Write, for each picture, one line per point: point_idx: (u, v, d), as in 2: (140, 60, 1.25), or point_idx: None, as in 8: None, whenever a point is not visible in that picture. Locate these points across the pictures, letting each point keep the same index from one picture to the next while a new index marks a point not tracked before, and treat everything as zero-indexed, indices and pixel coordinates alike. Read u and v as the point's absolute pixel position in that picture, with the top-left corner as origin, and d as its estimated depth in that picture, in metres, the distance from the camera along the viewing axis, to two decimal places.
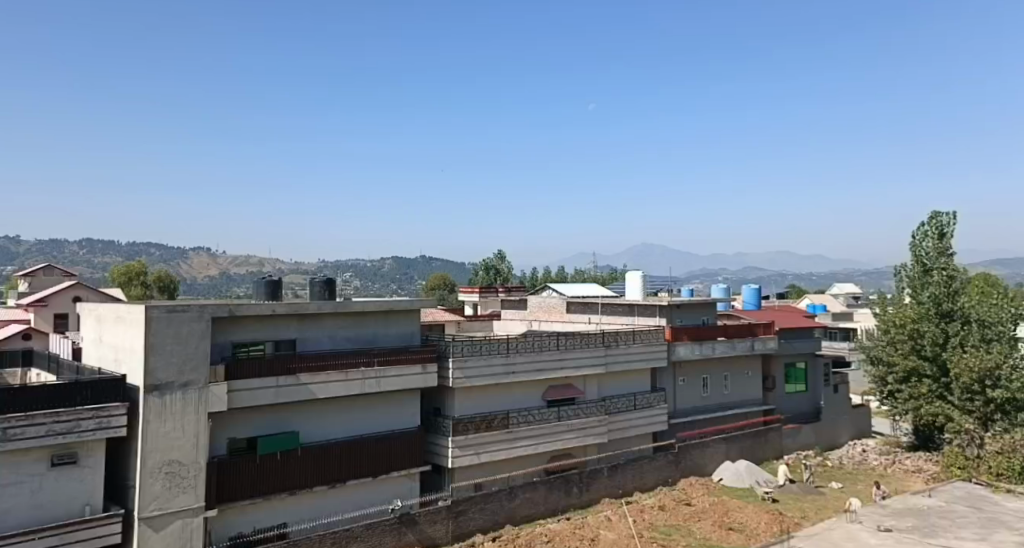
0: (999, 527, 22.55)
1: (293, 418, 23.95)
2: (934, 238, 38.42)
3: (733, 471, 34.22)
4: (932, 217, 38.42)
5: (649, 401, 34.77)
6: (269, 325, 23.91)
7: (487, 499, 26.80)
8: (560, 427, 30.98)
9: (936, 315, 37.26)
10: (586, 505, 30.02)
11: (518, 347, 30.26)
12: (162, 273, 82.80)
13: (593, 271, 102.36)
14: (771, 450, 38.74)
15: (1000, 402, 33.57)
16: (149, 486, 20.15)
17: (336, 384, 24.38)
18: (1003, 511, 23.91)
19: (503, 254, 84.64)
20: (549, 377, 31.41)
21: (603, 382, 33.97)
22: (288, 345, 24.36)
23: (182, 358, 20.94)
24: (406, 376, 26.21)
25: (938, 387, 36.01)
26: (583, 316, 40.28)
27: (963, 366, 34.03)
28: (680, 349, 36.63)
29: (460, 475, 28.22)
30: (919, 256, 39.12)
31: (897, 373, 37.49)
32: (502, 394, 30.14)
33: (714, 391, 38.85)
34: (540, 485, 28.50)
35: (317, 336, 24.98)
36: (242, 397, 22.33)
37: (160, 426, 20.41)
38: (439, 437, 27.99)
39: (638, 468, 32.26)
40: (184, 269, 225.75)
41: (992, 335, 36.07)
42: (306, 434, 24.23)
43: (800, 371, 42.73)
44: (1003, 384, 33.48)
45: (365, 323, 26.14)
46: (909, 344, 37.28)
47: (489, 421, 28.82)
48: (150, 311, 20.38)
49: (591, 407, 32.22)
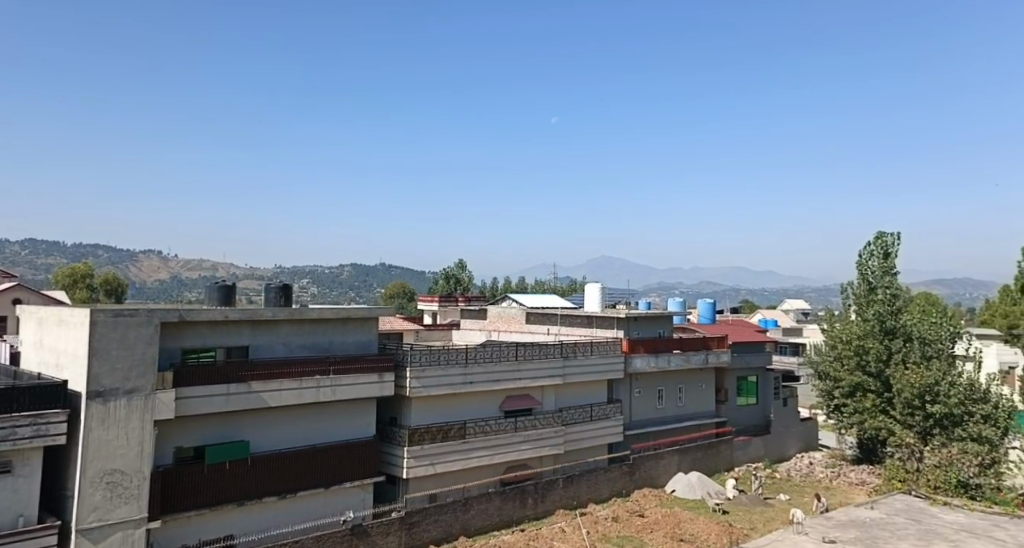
0: (936, 538, 23.03)
1: (243, 427, 23.63)
2: (879, 257, 39.62)
3: (685, 482, 34.59)
4: (878, 237, 39.60)
5: (604, 412, 35.07)
6: (222, 331, 23.61)
7: (441, 510, 26.73)
8: (516, 437, 31.06)
9: (881, 332, 38.29)
10: (541, 516, 30.11)
11: (476, 357, 30.34)
12: (109, 274, 81.14)
13: (553, 281, 103.01)
14: (723, 462, 39.30)
15: (938, 417, 34.49)
16: (89, 496, 19.73)
17: (289, 392, 24.16)
18: (941, 522, 24.46)
19: (464, 263, 84.43)
20: (506, 387, 31.48)
21: (560, 393, 34.14)
22: (240, 351, 24.08)
23: (128, 363, 20.55)
24: (362, 385, 26.07)
25: (881, 402, 37.03)
26: (542, 328, 40.27)
27: (905, 382, 35.22)
28: (637, 361, 37.04)
29: (415, 486, 28.11)
30: (865, 274, 40.24)
31: (843, 388, 38.43)
32: (459, 404, 30.12)
33: (669, 403, 39.36)
34: (495, 496, 28.49)
35: (271, 343, 24.74)
36: (190, 405, 22.00)
37: (103, 433, 20.00)
38: (394, 447, 27.86)
39: (593, 480, 32.46)
40: (136, 271, 220.99)
41: (933, 352, 36.93)
42: (256, 443, 23.93)
43: (751, 385, 43.62)
44: (942, 399, 34.47)
45: (322, 331, 25.97)
46: (855, 360, 38.29)
47: (445, 431, 28.80)
48: (96, 315, 20.00)
49: (548, 418, 32.40)
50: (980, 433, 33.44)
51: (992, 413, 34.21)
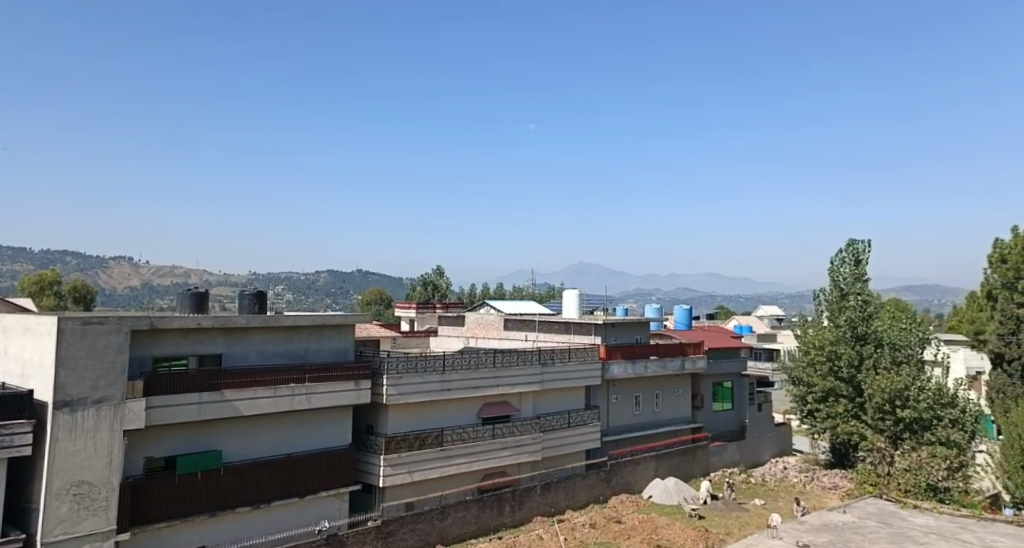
0: (906, 541, 23.17)
1: (216, 436, 23.40)
2: (850, 264, 40.14)
3: (661, 489, 34.74)
4: (849, 244, 40.15)
5: (581, 418, 35.19)
6: (194, 339, 23.38)
7: (418, 519, 26.62)
8: (494, 444, 31.07)
9: (852, 338, 38.85)
10: (519, 524, 30.09)
11: (454, 364, 30.31)
12: (78, 281, 80.07)
13: (532, 288, 103.17)
14: (699, 467, 39.53)
15: (908, 422, 35.00)
16: (56, 509, 19.43)
17: (263, 401, 23.98)
18: (911, 525, 24.81)
19: (442, 269, 84.20)
20: (484, 394, 31.47)
21: (538, 400, 34.17)
22: (213, 359, 23.85)
23: (97, 372, 20.32)
24: (338, 393, 25.94)
25: (853, 407, 37.53)
26: (519, 334, 40.29)
27: (876, 387, 35.68)
28: (615, 368, 37.20)
29: (391, 494, 27.97)
30: (836, 281, 40.70)
31: (816, 393, 38.89)
32: (437, 411, 30.05)
33: (646, 409, 39.54)
34: (473, 504, 28.44)
35: (245, 351, 24.54)
36: (161, 414, 21.76)
37: (70, 444, 19.72)
38: (370, 456, 27.73)
39: (570, 487, 32.50)
40: (107, 279, 217.98)
41: (902, 358, 37.74)
42: (229, 453, 23.71)
43: (727, 390, 43.96)
44: (911, 404, 35.05)
45: (297, 339, 25.81)
46: (828, 366, 38.73)
47: (422, 439, 28.73)
48: (64, 323, 19.73)
49: (526, 425, 32.43)
50: (949, 437, 34.10)
51: (960, 418, 34.87)
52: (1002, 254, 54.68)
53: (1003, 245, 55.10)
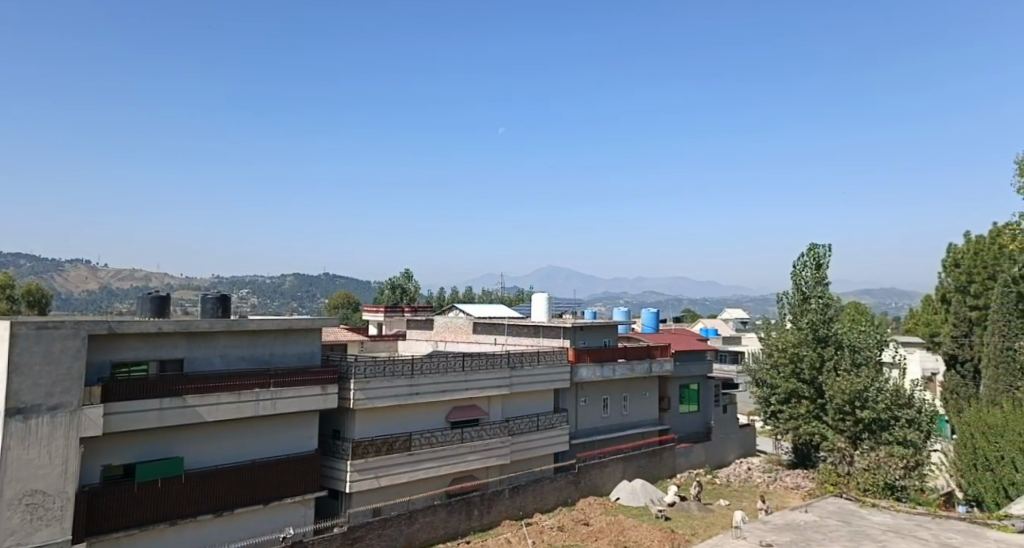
0: (865, 539, 20.89)
1: (178, 443, 23.09)
2: (812, 268, 40.65)
3: (628, 491, 34.96)
4: (811, 248, 40.78)
5: (550, 421, 35.32)
6: (155, 344, 23.05)
7: (386, 524, 26.48)
8: (462, 448, 31.03)
9: (814, 340, 39.52)
10: (487, 528, 30.07)
11: (422, 368, 30.24)
12: (34, 285, 78.39)
13: (501, 291, 103.19)
14: (666, 469, 39.83)
15: (867, 422, 35.80)
16: (7, 519, 19.01)
17: (226, 406, 23.73)
18: (869, 524, 22.56)
19: (410, 273, 83.76)
20: (452, 398, 31.41)
21: (506, 403, 34.20)
22: (175, 365, 23.55)
23: (52, 378, 19.93)
24: (304, 397, 25.72)
25: (814, 407, 38.20)
26: (489, 337, 40.34)
27: (836, 388, 36.36)
28: (583, 371, 37.39)
29: (359, 500, 27.76)
30: (799, 285, 41.23)
31: (780, 394, 39.48)
32: (405, 415, 29.91)
33: (613, 411, 39.78)
34: (440, 509, 28.34)
35: (208, 356, 24.23)
36: (120, 421, 21.40)
37: (23, 452, 19.32)
38: (337, 461, 27.54)
39: (538, 490, 32.55)
40: (67, 283, 213.44)
41: (861, 359, 38.51)
42: (191, 460, 23.40)
43: (693, 392, 44.42)
44: (870, 405, 35.88)
45: (262, 343, 25.57)
46: (790, 367, 39.34)
47: (390, 444, 28.60)
48: (17, 328, 19.36)
49: (494, 428, 32.44)
50: (906, 437, 35.01)
51: (916, 418, 35.86)
52: (956, 258, 56.08)
53: (957, 250, 56.47)
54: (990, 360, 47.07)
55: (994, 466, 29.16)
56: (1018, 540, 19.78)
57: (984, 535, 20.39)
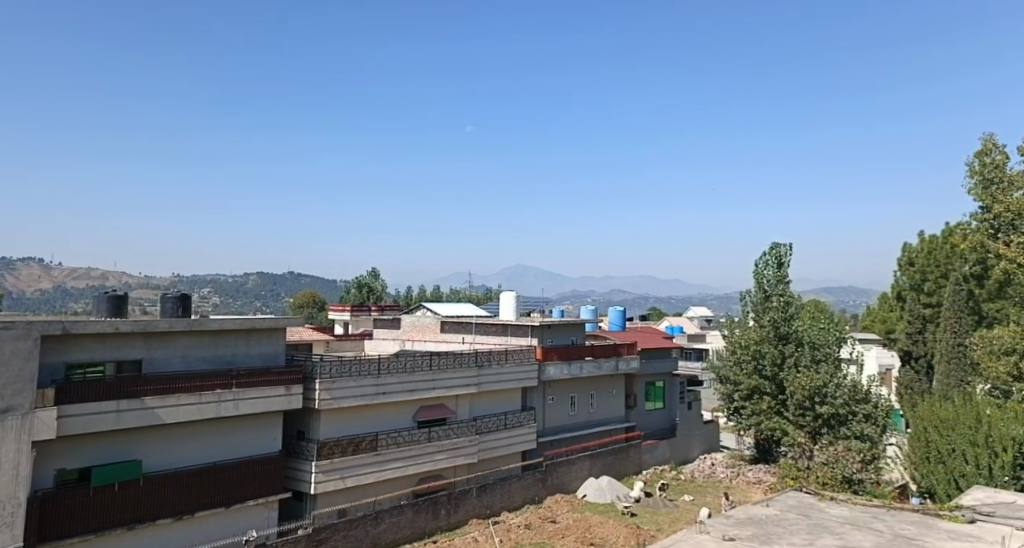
0: (825, 533, 20.47)
1: (136, 446, 22.70)
2: (774, 267, 41.28)
3: (595, 488, 35.18)
4: (773, 248, 41.39)
5: (518, 420, 35.39)
6: (112, 345, 22.62)
7: (351, 525, 26.27)
8: (429, 448, 30.95)
9: (776, 338, 40.11)
10: (454, 527, 30.00)
11: (389, 367, 30.12)
12: None
13: (468, 290, 102.98)
14: (632, 466, 40.13)
15: (827, 417, 36.71)
16: None
17: (187, 407, 23.41)
18: (828, 517, 22.01)
19: (378, 272, 83.21)
20: (419, 398, 31.32)
21: (474, 403, 34.19)
22: (133, 366, 23.15)
23: (2, 380, 19.47)
24: (268, 398, 25.45)
25: (776, 403, 38.88)
26: (457, 337, 40.25)
27: (797, 384, 37.16)
28: (550, 369, 37.52)
29: (324, 501, 27.53)
30: (761, 283, 41.78)
31: (742, 390, 40.03)
32: (372, 415, 29.74)
33: (580, 410, 39.98)
34: (407, 508, 28.21)
35: (167, 357, 23.87)
36: (74, 424, 20.97)
37: None
38: (301, 462, 27.29)
39: (506, 488, 32.57)
40: (24, 283, 208.35)
41: (820, 356, 39.29)
42: (150, 463, 23.03)
43: (658, 390, 44.88)
44: (829, 400, 36.84)
45: (223, 344, 25.26)
46: (752, 364, 39.95)
47: (356, 444, 28.42)
48: None
49: (462, 428, 32.42)
50: (863, 431, 35.95)
51: (872, 413, 36.87)
52: (910, 257, 57.23)
53: (912, 249, 57.64)
54: (943, 356, 48.12)
55: (946, 458, 29.91)
56: (969, 531, 20.07)
57: (937, 526, 20.57)
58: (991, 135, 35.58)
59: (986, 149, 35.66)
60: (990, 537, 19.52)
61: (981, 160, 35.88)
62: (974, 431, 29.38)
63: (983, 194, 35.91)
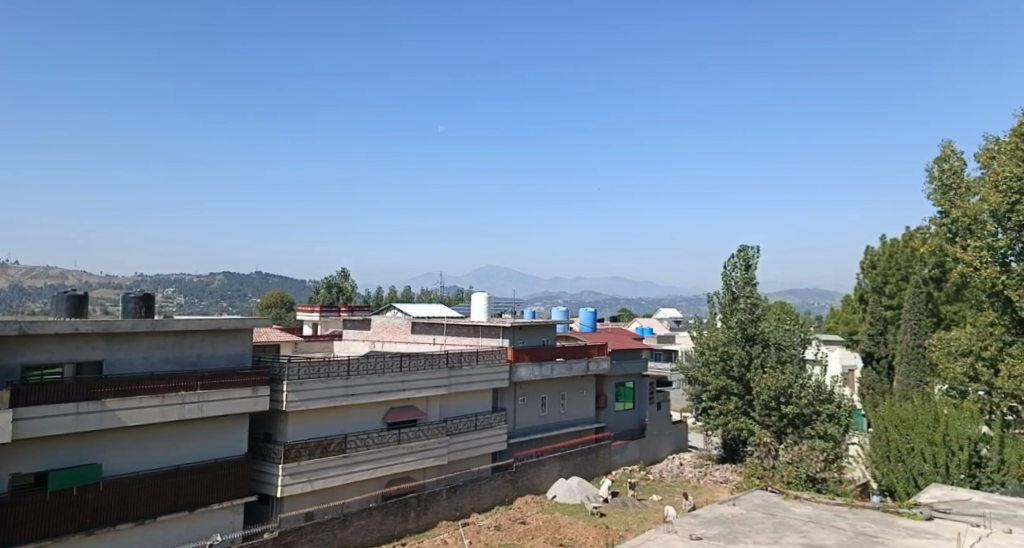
0: (789, 531, 20.68)
1: (94, 449, 22.21)
2: (742, 269, 41.42)
3: (565, 488, 35.24)
4: (741, 249, 41.72)
5: (489, 421, 35.32)
6: (70, 346, 22.13)
7: (319, 528, 26.01)
8: (399, 450, 30.75)
9: (742, 339, 40.55)
10: (423, 529, 29.82)
11: (358, 368, 29.88)
12: None
13: (439, 291, 102.77)
14: (601, 466, 40.22)
15: (791, 417, 37.27)
16: None
17: (149, 410, 22.99)
18: (792, 515, 22.22)
19: (348, 272, 82.59)
20: (389, 399, 31.10)
21: (444, 404, 34.04)
22: (93, 367, 22.68)
23: None
24: (233, 400, 25.08)
25: (742, 404, 39.35)
26: (427, 337, 40.04)
27: (763, 385, 37.69)
28: (521, 370, 37.52)
29: (290, 505, 27.20)
30: (728, 285, 41.95)
31: (710, 391, 40.39)
32: (340, 417, 29.47)
33: (551, 410, 40.01)
34: (376, 510, 28.02)
35: (129, 358, 23.42)
36: (30, 427, 20.51)
37: None
38: (268, 465, 26.93)
39: (476, 490, 32.47)
40: None
41: (786, 357, 39.75)
42: (110, 466, 22.60)
43: (629, 391, 45.08)
44: (794, 400, 37.40)
45: (187, 345, 24.86)
46: (720, 365, 40.33)
47: (324, 446, 28.14)
48: None
49: (432, 429, 32.26)
50: (826, 431, 36.51)
51: (836, 412, 37.43)
52: (872, 260, 58.18)
53: (874, 252, 58.65)
54: (903, 356, 49.29)
55: (905, 457, 30.45)
56: (927, 528, 20.40)
57: (896, 523, 20.88)
58: (950, 141, 36.51)
59: (944, 156, 36.57)
60: (946, 533, 19.87)
61: (939, 166, 36.82)
62: (932, 430, 29.98)
63: (941, 199, 36.70)
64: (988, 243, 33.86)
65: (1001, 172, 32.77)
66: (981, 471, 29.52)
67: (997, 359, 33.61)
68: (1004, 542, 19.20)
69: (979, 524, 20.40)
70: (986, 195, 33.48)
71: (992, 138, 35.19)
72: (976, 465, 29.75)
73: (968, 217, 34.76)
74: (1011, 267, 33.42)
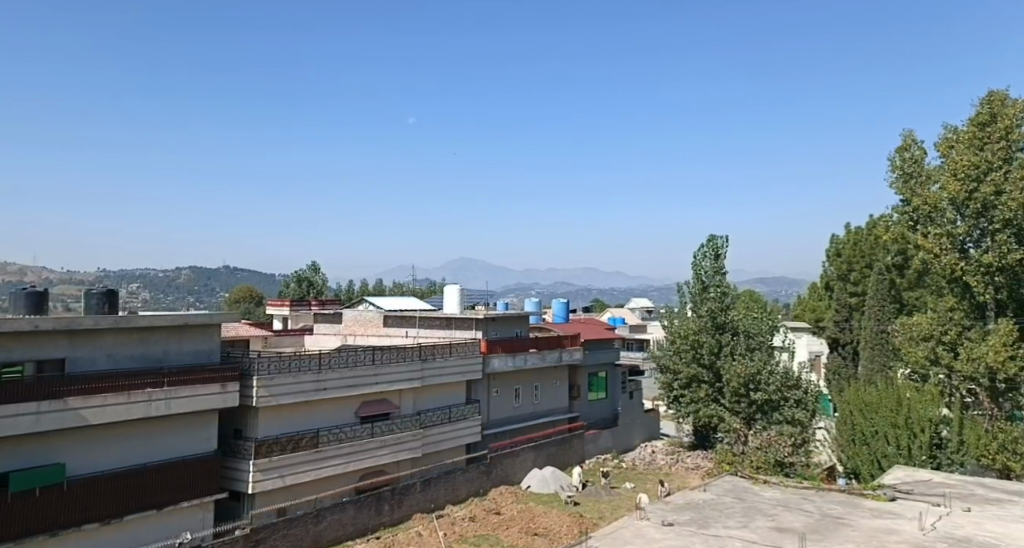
0: (758, 515, 20.92)
1: (56, 450, 21.79)
2: (712, 258, 41.84)
3: (540, 477, 35.27)
4: (711, 239, 42.06)
5: (463, 413, 35.30)
6: (30, 344, 21.68)
7: (291, 524, 25.81)
8: (372, 443, 30.61)
9: (712, 327, 40.85)
10: (397, 522, 29.72)
11: (330, 363, 29.68)
12: None
13: (411, 285, 102.23)
14: (575, 456, 40.41)
15: (760, 403, 37.81)
16: None
17: (114, 408, 22.63)
18: (762, 499, 22.45)
19: (318, 265, 81.71)
20: (361, 393, 30.91)
21: (418, 397, 33.94)
22: (56, 365, 22.26)
23: None
24: (201, 396, 24.75)
25: (713, 391, 39.81)
26: (400, 330, 39.86)
27: (733, 372, 38.18)
28: (494, 361, 37.54)
29: (262, 501, 26.92)
30: (699, 274, 42.26)
31: (681, 379, 40.76)
32: (312, 412, 29.22)
33: (525, 401, 40.08)
34: (349, 505, 27.84)
35: (93, 356, 22.98)
36: None
37: None
38: (239, 462, 26.63)
39: (451, 481, 32.44)
40: None
41: (755, 344, 40.11)
42: (75, 466, 22.19)
43: (601, 381, 45.27)
44: (762, 387, 37.94)
45: (153, 341, 24.48)
46: (691, 353, 40.66)
47: (296, 441, 27.92)
48: None
49: (406, 422, 32.20)
50: (794, 416, 37.04)
51: (804, 398, 37.93)
52: (838, 248, 58.94)
53: (839, 240, 59.47)
54: (867, 342, 50.12)
55: (870, 440, 30.94)
56: (890, 508, 20.76)
57: (861, 505, 21.21)
58: (911, 131, 37.04)
59: (906, 145, 37.10)
60: (908, 513, 20.26)
61: (901, 155, 37.31)
62: (895, 413, 30.55)
63: (903, 188, 37.18)
64: (948, 230, 34.53)
65: (960, 161, 33.39)
66: (941, 452, 30.43)
67: (957, 344, 34.29)
68: (964, 520, 19.61)
69: (940, 503, 20.82)
70: (945, 183, 34.08)
71: (952, 127, 35.69)
72: (936, 447, 30.56)
73: (928, 205, 35.18)
74: (970, 253, 34.21)
